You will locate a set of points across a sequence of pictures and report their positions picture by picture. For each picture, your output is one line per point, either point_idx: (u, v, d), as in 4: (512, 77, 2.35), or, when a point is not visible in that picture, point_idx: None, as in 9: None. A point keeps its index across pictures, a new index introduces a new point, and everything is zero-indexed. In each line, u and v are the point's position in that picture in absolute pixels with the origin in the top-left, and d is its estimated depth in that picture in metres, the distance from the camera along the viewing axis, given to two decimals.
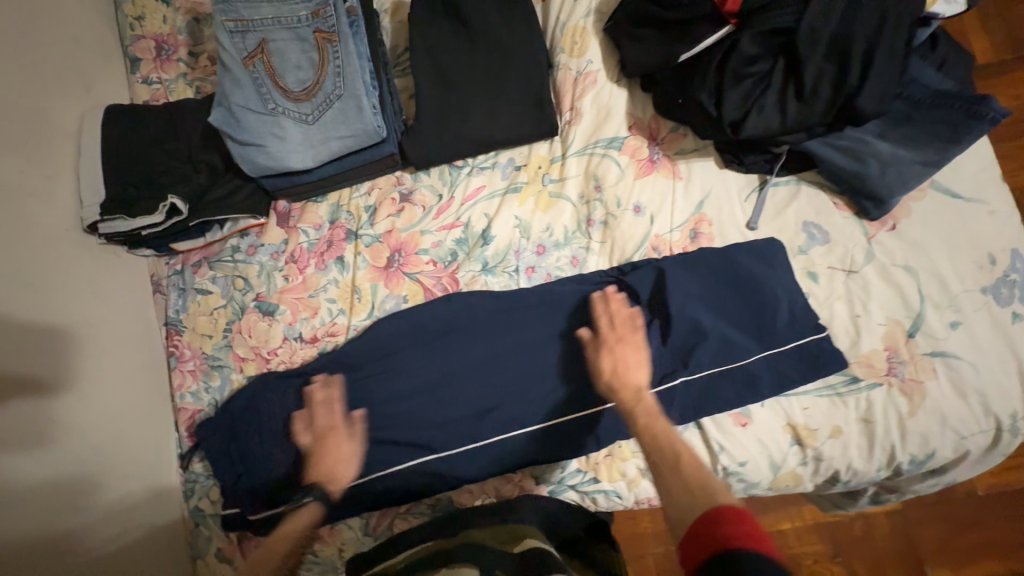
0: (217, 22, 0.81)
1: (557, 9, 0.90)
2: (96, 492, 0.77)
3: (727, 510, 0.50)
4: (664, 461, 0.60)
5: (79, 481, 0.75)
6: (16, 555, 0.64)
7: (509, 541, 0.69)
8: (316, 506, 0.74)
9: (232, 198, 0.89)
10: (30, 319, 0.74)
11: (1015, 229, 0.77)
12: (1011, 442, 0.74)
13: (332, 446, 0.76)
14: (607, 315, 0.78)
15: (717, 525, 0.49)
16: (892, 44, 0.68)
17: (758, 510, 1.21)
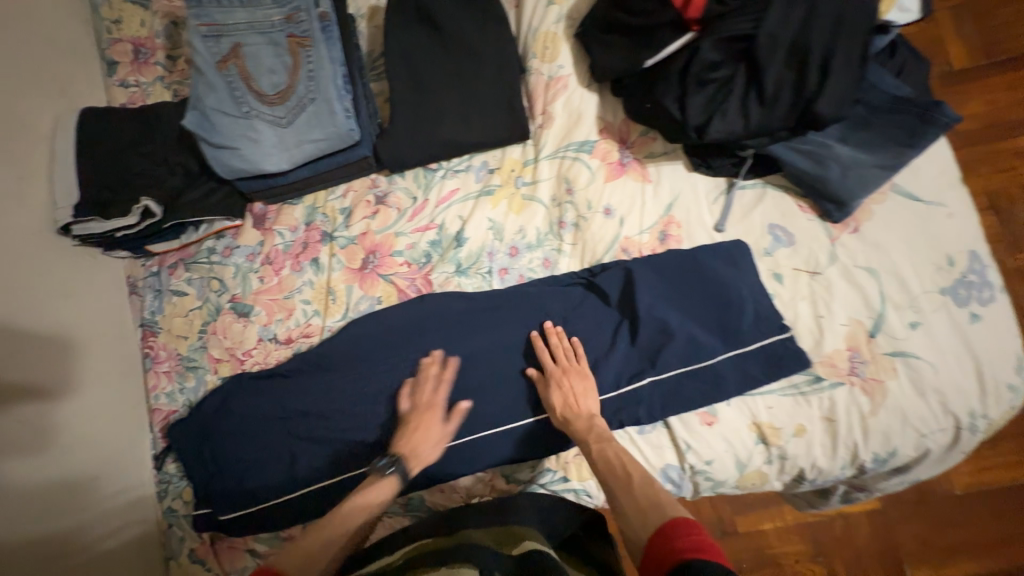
0: (190, 26, 0.82)
1: (529, 15, 0.92)
2: (72, 494, 0.78)
3: (678, 524, 0.55)
4: (614, 481, 0.66)
5: (55, 484, 0.76)
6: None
7: (505, 542, 0.67)
8: (398, 478, 0.73)
9: (207, 200, 0.90)
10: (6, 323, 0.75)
11: (973, 231, 0.79)
12: (971, 440, 0.76)
13: (422, 424, 0.78)
14: (548, 350, 0.81)
15: (669, 539, 0.54)
16: (848, 51, 0.70)
17: (739, 510, 1.22)
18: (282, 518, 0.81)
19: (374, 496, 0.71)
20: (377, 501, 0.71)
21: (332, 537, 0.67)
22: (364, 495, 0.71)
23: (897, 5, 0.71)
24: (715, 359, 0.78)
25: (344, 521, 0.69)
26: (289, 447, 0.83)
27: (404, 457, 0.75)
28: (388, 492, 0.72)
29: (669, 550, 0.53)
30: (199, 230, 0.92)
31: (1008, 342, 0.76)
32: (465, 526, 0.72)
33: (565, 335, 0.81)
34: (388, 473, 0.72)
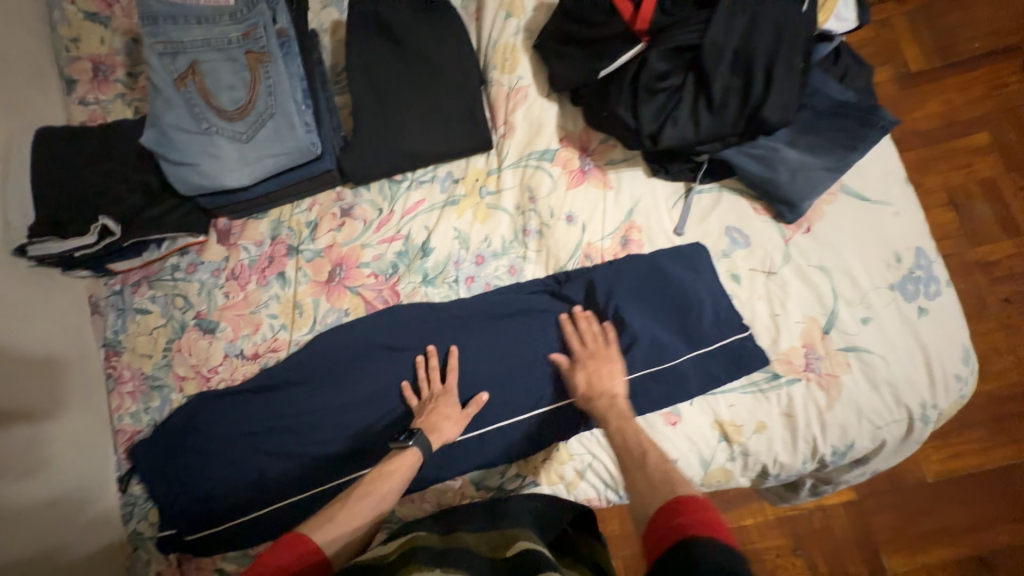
0: (146, 44, 0.83)
1: (488, 28, 0.93)
2: (34, 521, 0.75)
3: (683, 502, 0.55)
4: (633, 465, 0.66)
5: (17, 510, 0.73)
6: None
7: (500, 545, 0.67)
8: (419, 453, 0.75)
9: (170, 217, 0.90)
10: None
11: (918, 228, 0.82)
12: (924, 430, 0.78)
13: (441, 407, 0.80)
14: (577, 335, 0.82)
15: (675, 516, 0.54)
16: (789, 58, 0.72)
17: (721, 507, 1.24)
18: (252, 535, 0.81)
19: (398, 469, 0.73)
20: (401, 474, 0.72)
21: (361, 505, 0.69)
22: (389, 467, 0.73)
23: (834, 14, 0.75)
24: (677, 360, 0.80)
25: (371, 493, 0.70)
26: (259, 462, 0.83)
27: (422, 429, 0.76)
28: (411, 466, 0.74)
29: (673, 526, 0.53)
30: (162, 247, 0.92)
31: (955, 334, 0.79)
32: (456, 529, 0.72)
33: (595, 319, 0.83)
34: (410, 445, 0.74)
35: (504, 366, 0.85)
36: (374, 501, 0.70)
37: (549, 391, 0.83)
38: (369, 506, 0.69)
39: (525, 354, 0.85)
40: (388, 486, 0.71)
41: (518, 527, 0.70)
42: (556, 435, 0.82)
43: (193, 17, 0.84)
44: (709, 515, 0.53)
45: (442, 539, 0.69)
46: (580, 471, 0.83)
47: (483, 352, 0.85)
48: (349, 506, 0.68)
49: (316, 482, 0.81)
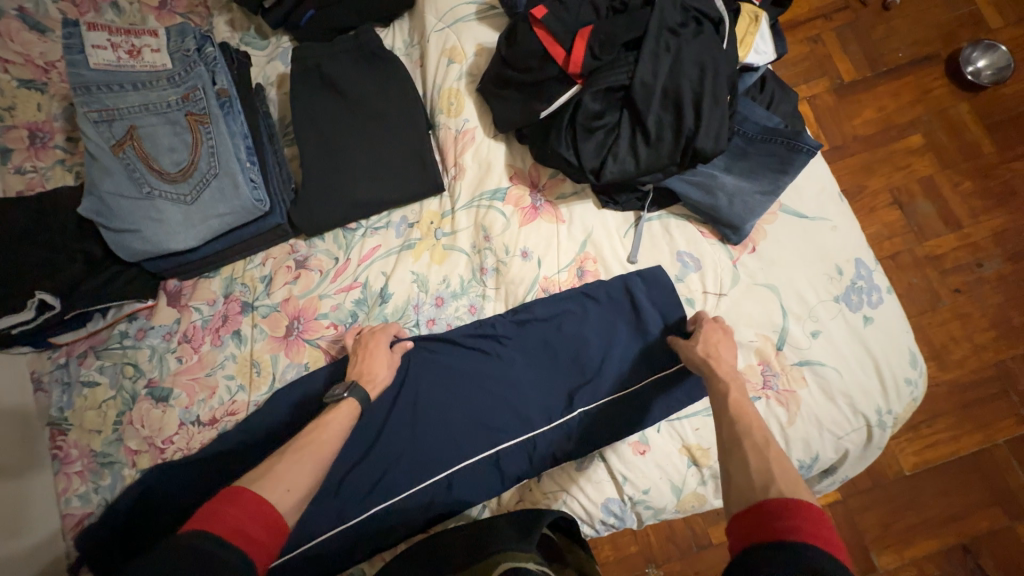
0: (80, 113, 0.81)
1: (432, 73, 0.95)
2: None
3: (801, 507, 0.49)
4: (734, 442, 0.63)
5: None
6: None
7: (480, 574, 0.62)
8: (357, 403, 0.76)
9: (113, 285, 0.87)
10: None
11: (856, 240, 0.85)
12: (883, 436, 0.81)
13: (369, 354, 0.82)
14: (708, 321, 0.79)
15: (785, 515, 0.49)
16: (716, 92, 0.76)
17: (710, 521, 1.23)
18: None
19: (336, 419, 0.73)
20: (340, 423, 0.73)
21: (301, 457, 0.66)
22: (329, 418, 0.73)
23: (753, 48, 0.79)
24: (637, 386, 0.81)
25: (307, 446, 0.68)
26: None
27: (359, 382, 0.78)
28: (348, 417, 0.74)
29: (773, 527, 0.49)
30: (108, 316, 0.89)
31: (901, 339, 0.82)
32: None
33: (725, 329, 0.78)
34: (345, 396, 0.76)
35: (470, 408, 0.84)
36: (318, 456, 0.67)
37: (516, 430, 0.82)
38: (311, 456, 0.66)
39: (490, 395, 0.84)
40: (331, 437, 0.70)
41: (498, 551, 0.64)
42: (529, 473, 0.82)
43: (129, 83, 0.83)
44: (824, 530, 0.47)
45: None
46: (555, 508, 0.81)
47: (449, 396, 0.84)
48: (286, 459, 0.65)
49: (288, 545, 0.79)
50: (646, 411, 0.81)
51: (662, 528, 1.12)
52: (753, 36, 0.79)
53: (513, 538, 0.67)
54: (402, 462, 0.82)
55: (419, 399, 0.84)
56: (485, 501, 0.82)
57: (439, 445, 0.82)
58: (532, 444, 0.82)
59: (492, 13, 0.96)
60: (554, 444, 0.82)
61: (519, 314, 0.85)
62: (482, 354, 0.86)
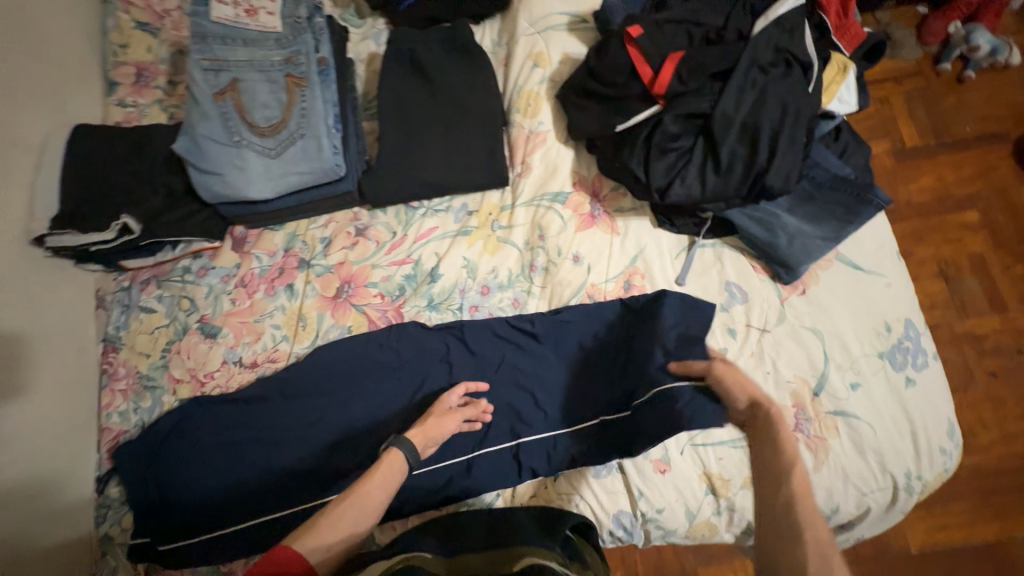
0: (192, 59, 0.87)
1: (516, 74, 0.99)
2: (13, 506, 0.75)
3: None
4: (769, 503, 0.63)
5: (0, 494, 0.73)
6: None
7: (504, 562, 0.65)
8: (405, 457, 0.73)
9: (187, 221, 0.92)
10: None
11: (909, 301, 0.85)
12: (908, 501, 0.79)
13: (439, 413, 0.79)
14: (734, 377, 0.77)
15: None
16: (794, 134, 0.77)
17: None
18: (222, 552, 0.78)
19: (383, 470, 0.71)
20: (386, 474, 0.71)
21: (347, 508, 0.67)
22: (375, 469, 0.71)
23: (836, 97, 0.81)
24: None
25: (352, 501, 0.68)
26: (243, 475, 0.81)
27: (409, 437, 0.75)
28: (396, 467, 0.72)
29: None
30: (176, 249, 0.94)
31: (940, 407, 0.81)
32: (457, 551, 0.69)
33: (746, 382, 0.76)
34: (394, 448, 0.73)
35: (499, 398, 0.86)
36: (364, 507, 0.68)
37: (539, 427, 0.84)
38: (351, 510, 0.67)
39: (520, 385, 0.86)
40: (381, 493, 0.69)
41: (523, 544, 0.67)
42: (545, 469, 0.82)
43: (240, 38, 0.89)
44: None
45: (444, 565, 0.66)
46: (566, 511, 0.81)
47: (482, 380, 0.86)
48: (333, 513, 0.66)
49: (301, 497, 0.80)
50: None
51: (655, 557, 1.11)
52: (839, 85, 0.80)
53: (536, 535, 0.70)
54: None
55: (452, 378, 0.87)
56: (499, 491, 0.83)
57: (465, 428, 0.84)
58: (553, 442, 0.83)
59: (583, 27, 1.00)
60: (575, 446, 0.83)
61: (562, 314, 0.87)
62: (520, 347, 0.88)
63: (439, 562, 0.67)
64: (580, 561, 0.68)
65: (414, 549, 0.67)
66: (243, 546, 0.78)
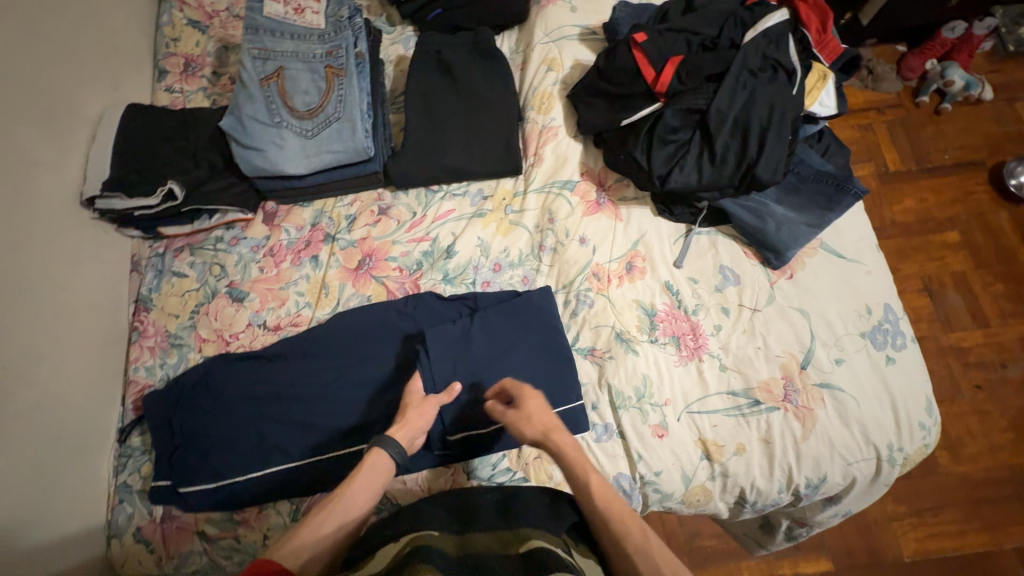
0: (244, 48, 0.98)
1: (531, 77, 1.10)
2: (45, 445, 0.79)
3: None
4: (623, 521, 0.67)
5: (37, 431, 0.79)
6: None
7: (512, 544, 0.65)
8: (390, 457, 0.74)
9: (225, 193, 1.00)
10: (26, 276, 0.81)
11: (888, 287, 0.92)
12: (891, 473, 0.84)
13: (414, 403, 0.80)
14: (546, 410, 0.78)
15: None
16: (780, 129, 0.87)
17: (699, 563, 1.21)
18: (238, 501, 0.82)
19: (367, 473, 0.72)
20: (372, 477, 0.72)
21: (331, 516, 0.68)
22: (359, 472, 0.72)
23: (818, 101, 0.91)
24: (669, 376, 0.88)
25: (335, 506, 0.69)
26: (257, 430, 0.85)
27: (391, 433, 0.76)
28: (383, 468, 0.73)
29: None
30: (213, 218, 1.01)
31: (919, 385, 0.87)
32: (469, 529, 0.69)
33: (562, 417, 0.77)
34: (375, 447, 0.74)
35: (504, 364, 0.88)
36: (348, 513, 0.69)
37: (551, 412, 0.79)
38: (337, 513, 0.68)
39: (530, 356, 0.87)
40: (366, 495, 0.71)
41: (530, 527, 0.67)
42: None
43: (288, 33, 1.00)
44: None
45: (455, 543, 0.66)
46: None
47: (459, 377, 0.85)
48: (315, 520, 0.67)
49: (314, 451, 0.84)
50: (669, 397, 0.86)
51: None
52: (820, 90, 0.90)
53: (546, 519, 0.70)
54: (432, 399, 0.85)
55: (433, 380, 0.84)
56: (505, 451, 0.86)
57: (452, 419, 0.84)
58: (570, 417, 0.84)
59: (593, 38, 1.11)
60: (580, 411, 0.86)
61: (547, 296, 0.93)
62: (518, 325, 0.89)
63: (449, 539, 0.67)
64: (583, 543, 0.71)
65: (422, 529, 0.67)
66: (259, 498, 0.82)
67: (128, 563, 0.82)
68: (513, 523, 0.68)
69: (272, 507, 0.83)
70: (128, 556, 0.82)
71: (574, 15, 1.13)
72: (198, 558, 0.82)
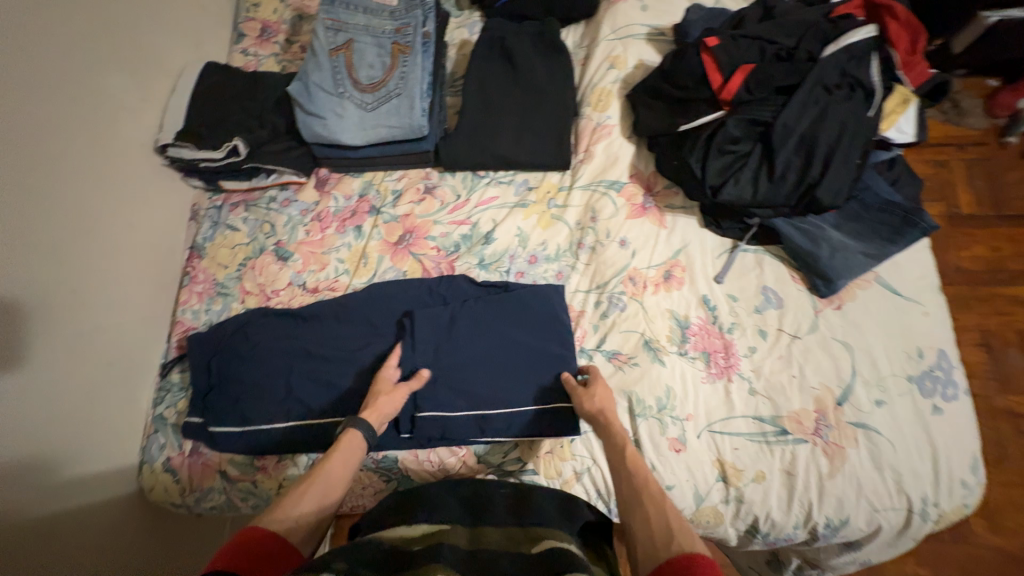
0: (319, 19, 1.02)
1: (591, 73, 1.09)
2: (100, 369, 0.86)
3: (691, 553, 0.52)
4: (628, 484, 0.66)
5: (94, 355, 0.85)
6: (33, 392, 0.73)
7: (524, 542, 0.63)
8: (362, 436, 0.75)
9: (284, 155, 1.04)
10: (98, 209, 0.87)
11: (946, 332, 0.86)
12: (921, 527, 0.79)
13: (383, 390, 0.82)
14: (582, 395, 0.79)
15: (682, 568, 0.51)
16: (849, 151, 0.83)
17: None
18: (260, 447, 0.86)
19: (343, 453, 0.72)
20: (347, 455, 0.72)
21: (311, 495, 0.65)
22: (335, 450, 0.72)
23: (895, 126, 0.87)
24: (695, 392, 0.85)
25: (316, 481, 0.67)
26: (285, 384, 0.88)
27: (362, 417, 0.77)
28: (358, 449, 0.73)
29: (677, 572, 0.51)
30: (269, 178, 1.06)
31: (966, 441, 0.81)
32: (481, 522, 0.67)
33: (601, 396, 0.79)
34: (349, 428, 0.75)
35: (500, 355, 0.87)
36: (330, 484, 0.67)
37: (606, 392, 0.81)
38: (320, 485, 0.67)
39: (527, 349, 0.87)
40: (343, 471, 0.70)
41: (542, 527, 0.66)
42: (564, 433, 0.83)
43: (361, 6, 1.03)
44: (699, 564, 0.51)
45: (466, 535, 0.65)
46: (578, 472, 0.84)
47: (437, 360, 0.87)
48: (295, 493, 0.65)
49: (335, 412, 0.86)
50: (691, 412, 0.84)
51: None
52: (899, 115, 0.86)
53: (557, 518, 0.69)
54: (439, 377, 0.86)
55: (404, 362, 0.86)
56: (517, 441, 0.86)
57: (437, 395, 0.85)
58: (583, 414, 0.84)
59: (660, 39, 1.09)
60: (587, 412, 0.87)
61: (555, 293, 0.92)
62: (515, 318, 0.89)
63: (460, 532, 0.65)
64: (595, 551, 0.69)
65: (436, 521, 0.65)
66: (278, 449, 0.86)
67: (155, 489, 0.88)
68: (523, 520, 0.67)
69: (289, 459, 0.87)
70: (157, 483, 0.88)
71: (644, 14, 1.11)
72: (218, 495, 0.88)
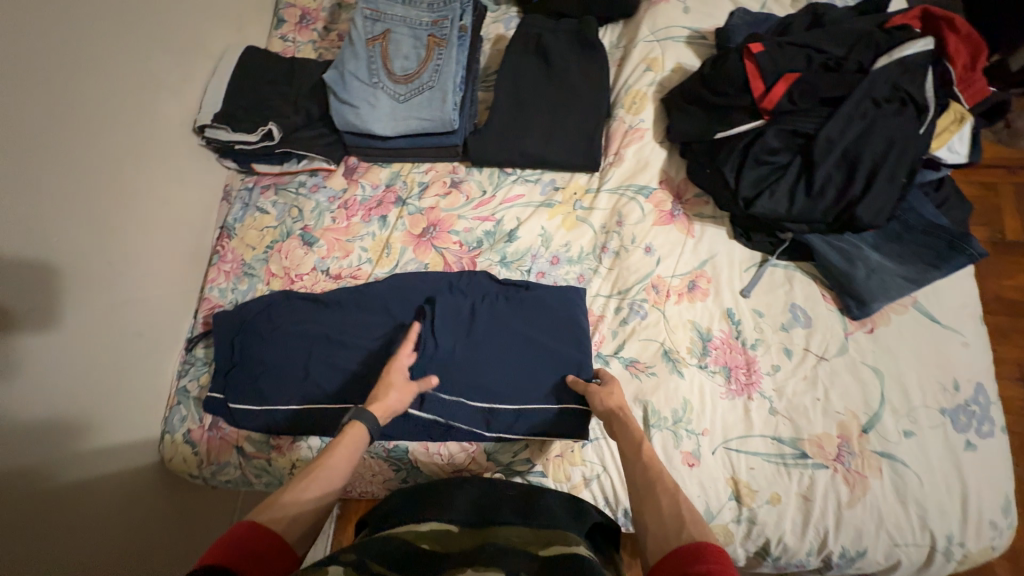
0: (358, 8, 1.03)
1: (627, 75, 1.06)
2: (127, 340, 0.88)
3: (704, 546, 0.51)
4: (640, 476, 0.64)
5: (123, 325, 0.87)
6: (65, 356, 0.76)
7: (533, 543, 0.62)
8: (366, 429, 0.72)
9: (316, 142, 1.06)
10: (132, 183, 0.89)
11: (986, 366, 0.82)
12: (944, 567, 0.76)
13: (395, 385, 0.78)
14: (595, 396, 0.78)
15: (696, 561, 0.49)
16: (895, 170, 0.80)
17: None
18: (275, 427, 0.88)
19: (344, 447, 0.69)
20: (348, 449, 0.69)
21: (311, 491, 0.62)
22: (337, 444, 0.69)
23: (946, 145, 0.83)
24: (713, 407, 0.83)
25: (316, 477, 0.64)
26: (302, 367, 0.90)
27: (367, 408, 0.74)
28: (360, 443, 0.70)
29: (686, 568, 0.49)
30: (300, 163, 1.08)
31: (999, 481, 0.77)
32: (490, 521, 0.66)
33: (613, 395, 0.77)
34: (353, 420, 0.72)
35: (516, 355, 0.86)
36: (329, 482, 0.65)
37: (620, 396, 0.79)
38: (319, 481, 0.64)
39: (544, 351, 0.87)
40: (343, 466, 0.67)
41: (552, 531, 0.64)
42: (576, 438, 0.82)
43: None
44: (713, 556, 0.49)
45: (474, 535, 0.64)
46: (587, 478, 0.83)
47: (453, 355, 0.86)
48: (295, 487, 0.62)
49: (349, 399, 0.87)
50: (707, 427, 0.82)
51: None
52: (952, 133, 0.82)
53: (565, 522, 0.68)
54: (453, 372, 0.85)
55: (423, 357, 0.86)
56: (528, 442, 0.86)
57: (451, 390, 0.85)
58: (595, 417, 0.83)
59: (701, 43, 1.06)
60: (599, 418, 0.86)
61: (577, 296, 0.91)
62: (534, 318, 0.89)
63: (468, 534, 0.64)
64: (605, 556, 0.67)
65: (442, 523, 0.65)
66: (293, 431, 0.87)
67: (174, 459, 0.91)
68: (531, 522, 0.66)
69: (303, 441, 0.89)
70: (177, 454, 0.91)
71: (686, 16, 1.08)
72: (233, 470, 0.90)
